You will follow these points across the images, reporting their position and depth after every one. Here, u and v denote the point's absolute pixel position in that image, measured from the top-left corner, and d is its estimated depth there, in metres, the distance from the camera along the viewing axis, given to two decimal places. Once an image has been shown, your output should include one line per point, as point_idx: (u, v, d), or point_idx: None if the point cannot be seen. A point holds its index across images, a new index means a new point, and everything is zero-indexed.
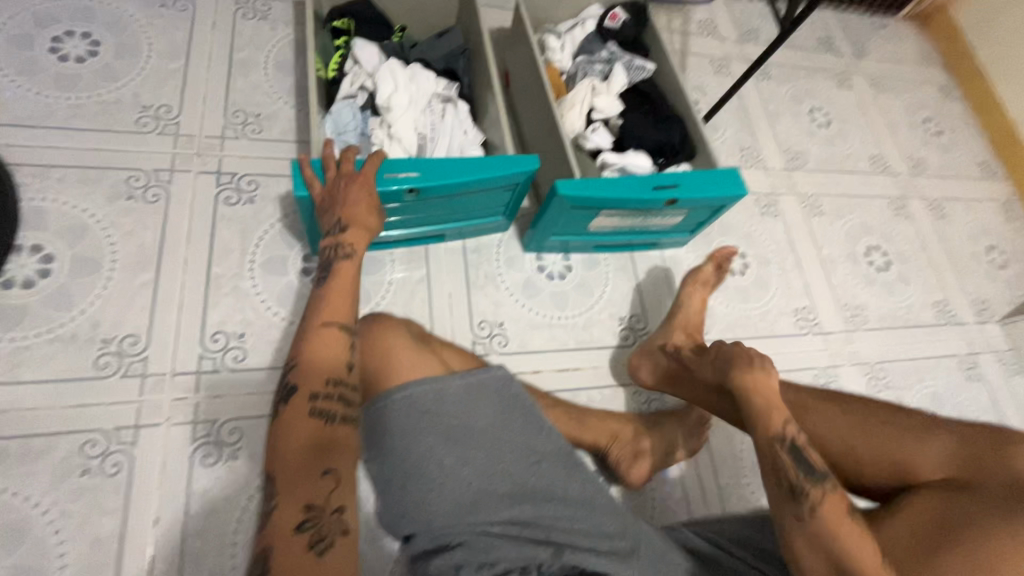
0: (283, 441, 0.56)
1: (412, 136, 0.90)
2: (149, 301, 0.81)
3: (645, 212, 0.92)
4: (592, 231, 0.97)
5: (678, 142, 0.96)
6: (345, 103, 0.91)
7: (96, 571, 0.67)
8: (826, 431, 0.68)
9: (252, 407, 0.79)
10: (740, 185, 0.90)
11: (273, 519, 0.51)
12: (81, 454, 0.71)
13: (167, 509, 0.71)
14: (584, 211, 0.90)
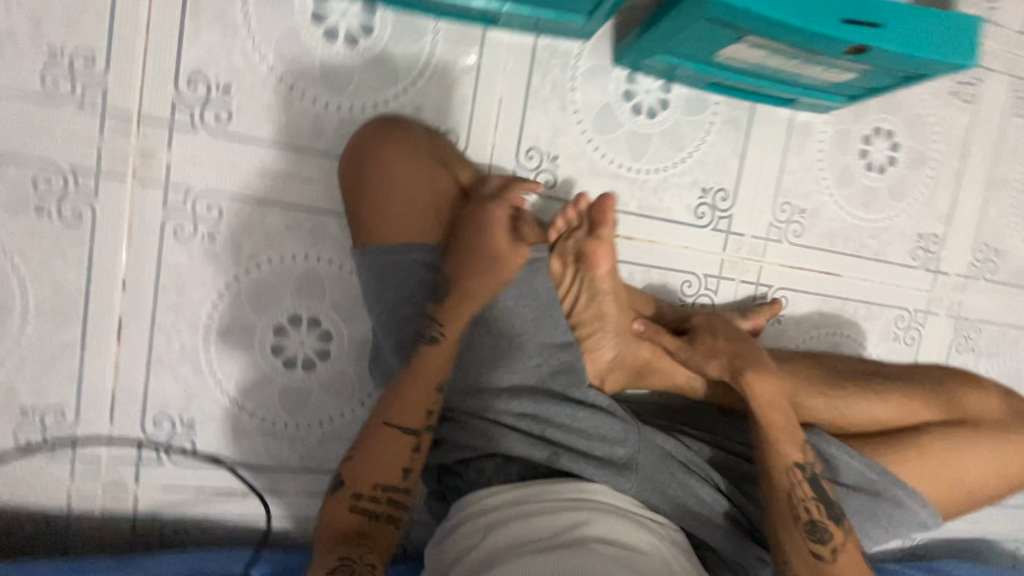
0: (400, 393, 0.58)
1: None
2: (107, 9, 0.60)
3: (808, 54, 0.62)
4: (720, 62, 0.68)
5: None
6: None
7: (61, 318, 0.62)
8: (768, 402, 0.62)
9: (234, 185, 0.65)
10: (973, 52, 0.59)
11: (353, 456, 0.57)
12: (34, 190, 0.60)
13: (135, 275, 0.64)
14: (725, 30, 0.60)
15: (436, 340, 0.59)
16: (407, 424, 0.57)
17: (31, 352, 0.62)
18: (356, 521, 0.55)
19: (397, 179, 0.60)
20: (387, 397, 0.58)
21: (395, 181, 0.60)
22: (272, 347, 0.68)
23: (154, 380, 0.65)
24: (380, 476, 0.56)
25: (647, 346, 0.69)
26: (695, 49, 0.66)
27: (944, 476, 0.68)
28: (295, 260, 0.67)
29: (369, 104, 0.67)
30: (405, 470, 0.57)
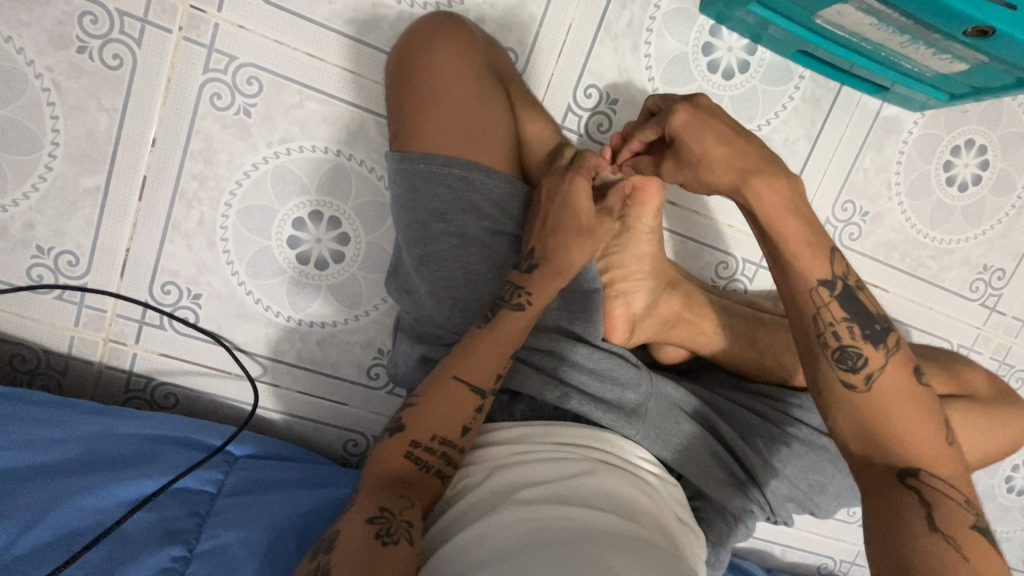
0: (474, 350, 0.54)
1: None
2: None
3: (921, 29, 0.56)
4: (817, 23, 0.61)
5: None
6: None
7: (87, 164, 0.62)
8: (766, 190, 0.49)
9: (279, 61, 0.62)
10: None
11: (417, 403, 0.52)
12: (78, 26, 0.58)
13: (165, 135, 0.62)
14: None
15: (521, 308, 0.55)
16: (475, 381, 0.53)
17: (53, 191, 0.62)
18: (408, 468, 0.48)
19: (448, 76, 0.55)
20: (462, 353, 0.54)
21: (445, 77, 0.55)
22: (288, 239, 0.67)
23: (167, 246, 0.65)
24: (428, 440, 0.50)
25: (677, 296, 0.66)
26: (792, 5, 0.59)
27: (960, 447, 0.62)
28: (326, 154, 0.65)
29: (431, 4, 0.63)
30: (464, 428, 0.52)
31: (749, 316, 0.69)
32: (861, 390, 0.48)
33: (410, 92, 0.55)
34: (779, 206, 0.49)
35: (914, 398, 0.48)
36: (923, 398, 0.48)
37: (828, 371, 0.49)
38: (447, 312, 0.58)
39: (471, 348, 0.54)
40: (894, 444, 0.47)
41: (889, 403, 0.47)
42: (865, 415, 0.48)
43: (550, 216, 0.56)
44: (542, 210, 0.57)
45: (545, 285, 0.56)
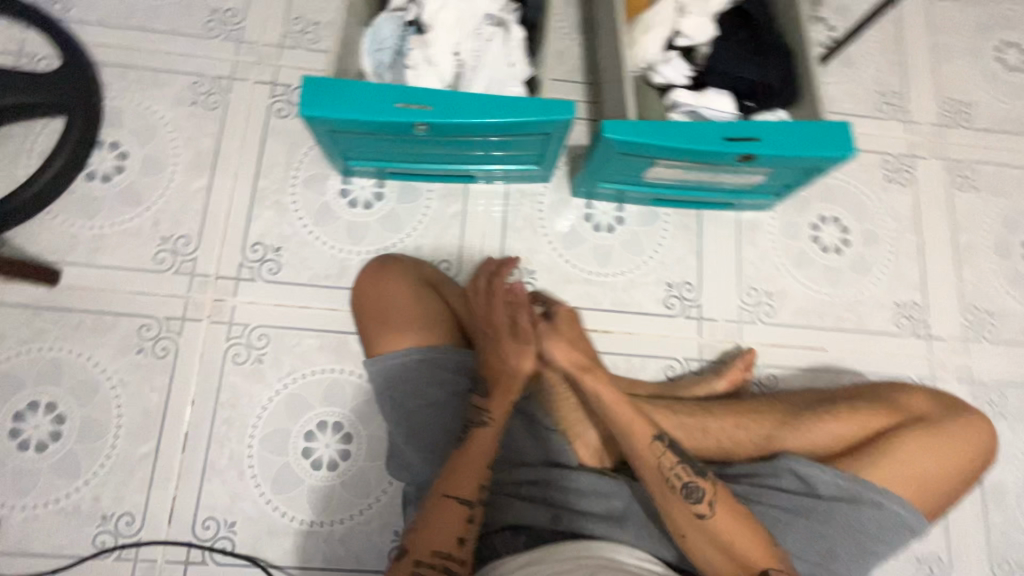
0: (455, 467, 0.63)
1: (448, 67, 0.79)
2: (202, 206, 0.86)
3: (713, 167, 0.78)
4: (649, 181, 0.84)
5: (776, 85, 0.79)
6: (393, 18, 0.81)
7: (142, 435, 0.78)
8: (601, 389, 0.67)
9: (280, 317, 0.84)
10: (848, 146, 0.74)
11: (415, 529, 0.60)
12: (138, 336, 0.81)
13: (200, 395, 0.80)
14: (635, 158, 0.77)
15: (486, 425, 0.66)
16: (462, 493, 0.61)
17: (116, 464, 0.77)
18: None
19: (386, 300, 0.75)
20: (445, 472, 0.63)
21: (384, 301, 0.75)
22: (302, 450, 0.80)
23: (206, 485, 0.78)
24: (432, 555, 0.58)
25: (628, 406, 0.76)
26: (624, 174, 0.83)
27: (919, 475, 0.69)
28: (323, 374, 0.82)
29: (381, 249, 0.87)
30: (461, 539, 0.59)
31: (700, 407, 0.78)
32: (710, 516, 0.60)
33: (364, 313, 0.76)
34: (603, 383, 0.67)
35: (744, 518, 0.61)
36: (745, 515, 0.61)
37: (680, 507, 0.61)
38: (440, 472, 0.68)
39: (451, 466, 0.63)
40: (745, 554, 0.59)
41: (732, 530, 0.60)
42: (721, 535, 0.60)
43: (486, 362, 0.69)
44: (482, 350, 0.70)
45: (501, 401, 0.67)
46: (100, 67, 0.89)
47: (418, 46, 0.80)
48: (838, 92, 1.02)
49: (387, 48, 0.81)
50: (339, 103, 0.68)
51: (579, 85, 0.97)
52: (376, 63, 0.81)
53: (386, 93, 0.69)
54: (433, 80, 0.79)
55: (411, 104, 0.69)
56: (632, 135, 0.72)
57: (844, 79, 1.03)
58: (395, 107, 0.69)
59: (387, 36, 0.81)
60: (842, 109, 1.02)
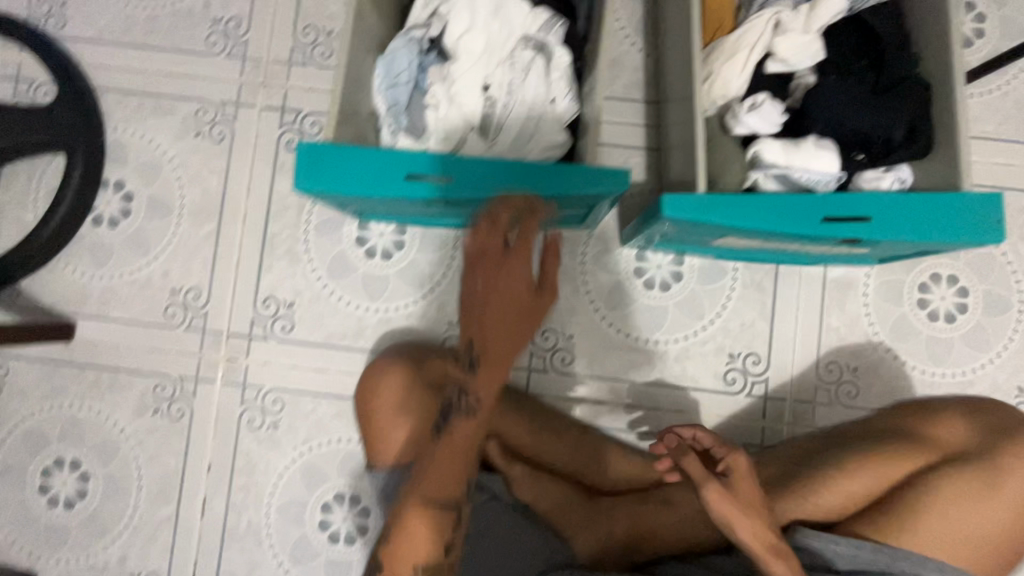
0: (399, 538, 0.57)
1: (476, 107, 0.66)
2: (212, 253, 0.79)
3: (802, 241, 0.61)
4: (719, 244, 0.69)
5: (899, 138, 0.60)
6: (407, 42, 0.67)
7: (163, 497, 0.77)
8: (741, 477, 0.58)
9: (294, 381, 0.78)
10: (996, 228, 0.56)
11: None
12: (153, 395, 0.78)
13: (217, 459, 0.77)
14: (704, 230, 0.62)
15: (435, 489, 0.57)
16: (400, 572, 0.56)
17: (139, 525, 0.77)
18: None
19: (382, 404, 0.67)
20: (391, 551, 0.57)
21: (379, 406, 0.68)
22: (320, 522, 0.77)
23: (226, 551, 0.77)
24: None
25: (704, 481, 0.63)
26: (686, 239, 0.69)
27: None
28: (340, 443, 0.77)
29: (402, 306, 0.78)
30: None
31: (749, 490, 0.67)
32: None
33: (374, 418, 0.68)
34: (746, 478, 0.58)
35: None
36: None
37: None
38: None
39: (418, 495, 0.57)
40: None
41: None
42: None
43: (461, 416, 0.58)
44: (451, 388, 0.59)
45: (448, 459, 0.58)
46: (99, 93, 0.81)
47: (440, 79, 0.66)
48: (979, 107, 0.80)
49: (401, 86, 0.66)
50: (335, 175, 0.57)
51: (638, 104, 0.80)
52: (391, 101, 0.67)
53: (394, 161, 0.57)
54: (459, 122, 0.66)
55: (425, 175, 0.58)
56: (707, 215, 0.56)
57: (990, 90, 0.80)
58: (407, 179, 0.58)
59: (401, 70, 0.67)
60: (981, 131, 0.79)
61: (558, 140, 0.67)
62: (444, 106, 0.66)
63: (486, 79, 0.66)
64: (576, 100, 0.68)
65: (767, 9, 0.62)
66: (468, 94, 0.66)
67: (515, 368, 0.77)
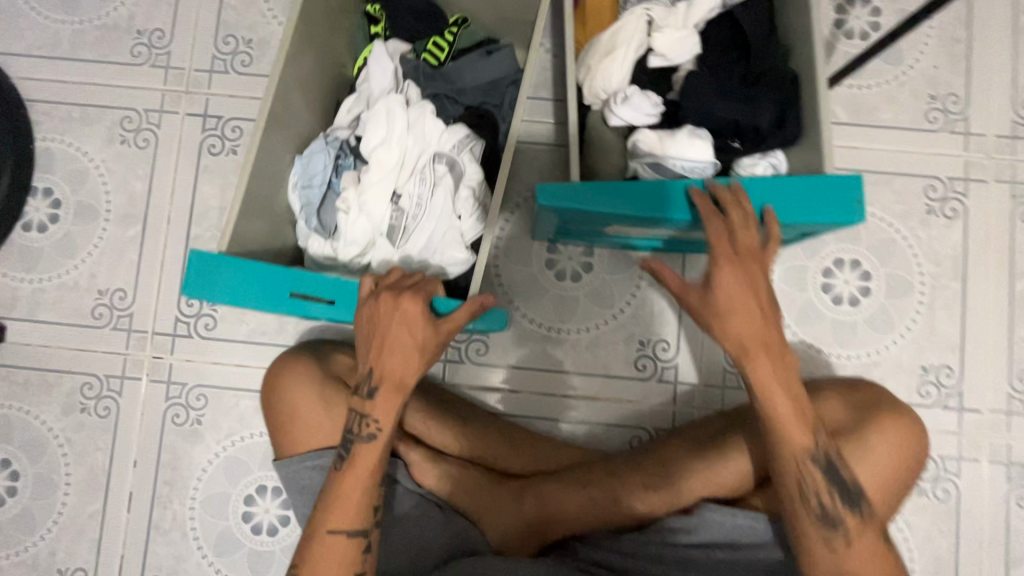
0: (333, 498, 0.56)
1: (385, 216, 0.67)
2: (137, 256, 0.82)
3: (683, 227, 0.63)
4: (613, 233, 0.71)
5: (766, 127, 0.62)
6: (328, 143, 0.71)
7: (90, 493, 0.79)
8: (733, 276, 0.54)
9: (217, 377, 0.80)
10: (858, 209, 0.57)
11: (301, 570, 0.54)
12: (80, 394, 0.80)
13: (143, 455, 0.80)
14: (589, 219, 0.64)
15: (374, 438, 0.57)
16: (347, 527, 0.55)
17: (67, 521, 0.79)
18: None
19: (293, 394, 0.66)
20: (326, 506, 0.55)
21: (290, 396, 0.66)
22: (243, 515, 0.79)
23: (151, 544, 0.79)
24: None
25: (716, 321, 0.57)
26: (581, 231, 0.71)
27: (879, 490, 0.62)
28: (262, 437, 0.79)
29: None
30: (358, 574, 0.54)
31: (650, 469, 0.68)
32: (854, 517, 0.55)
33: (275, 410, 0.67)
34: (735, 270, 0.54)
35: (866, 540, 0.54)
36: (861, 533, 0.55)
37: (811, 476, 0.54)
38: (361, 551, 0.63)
39: (315, 556, 0.54)
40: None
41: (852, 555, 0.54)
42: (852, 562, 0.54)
43: (358, 478, 0.56)
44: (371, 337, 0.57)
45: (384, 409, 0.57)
46: (28, 104, 0.84)
47: (352, 184, 0.68)
48: (877, 97, 0.82)
49: (319, 178, 0.70)
50: (220, 287, 0.57)
51: (548, 103, 0.82)
52: (305, 202, 0.70)
53: (282, 285, 0.58)
54: (367, 228, 0.68)
55: (312, 294, 0.58)
56: (580, 198, 0.58)
57: (888, 80, 0.82)
58: (292, 296, 0.58)
59: (321, 164, 0.70)
60: (879, 120, 0.82)
61: (460, 258, 0.68)
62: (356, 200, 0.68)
63: (396, 227, 0.67)
64: (480, 219, 0.70)
65: (638, 8, 0.66)
66: (381, 208, 0.67)
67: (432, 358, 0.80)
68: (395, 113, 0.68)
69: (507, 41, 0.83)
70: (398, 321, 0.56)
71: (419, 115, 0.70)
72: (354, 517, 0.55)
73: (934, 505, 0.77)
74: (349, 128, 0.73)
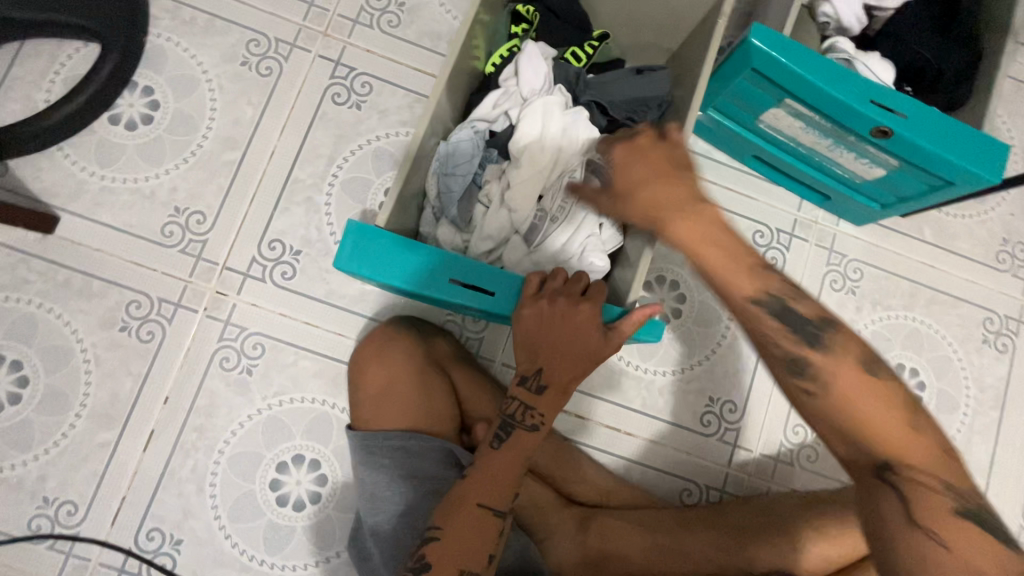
0: (483, 472, 0.54)
1: (525, 215, 0.65)
2: (227, 182, 0.76)
3: (843, 135, 0.68)
4: (765, 127, 0.75)
5: (947, 76, 0.68)
6: (473, 133, 0.68)
7: (106, 421, 0.71)
8: None
9: (279, 329, 0.75)
10: (997, 170, 0.63)
11: (439, 538, 0.52)
12: (124, 311, 0.73)
13: (177, 393, 0.73)
14: (767, 87, 0.67)
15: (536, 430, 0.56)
16: (499, 504, 0.53)
17: (70, 446, 0.71)
18: None
19: (397, 376, 0.64)
20: (475, 477, 0.54)
21: (394, 378, 0.64)
22: (270, 482, 0.73)
23: (160, 491, 0.71)
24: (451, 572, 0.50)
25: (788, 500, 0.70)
26: (742, 107, 0.74)
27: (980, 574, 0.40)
28: (312, 403, 0.74)
29: None
30: (490, 556, 0.52)
31: (719, 528, 0.68)
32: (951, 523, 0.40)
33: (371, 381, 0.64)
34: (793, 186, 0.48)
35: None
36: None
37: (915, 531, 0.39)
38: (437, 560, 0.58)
39: (451, 540, 0.51)
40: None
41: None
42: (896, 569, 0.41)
43: (496, 465, 0.55)
44: (547, 328, 0.55)
45: (552, 401, 0.57)
46: None
47: (496, 179, 0.67)
48: (960, 226, 0.89)
49: (459, 166, 0.67)
50: (366, 253, 0.53)
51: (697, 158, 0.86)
52: (443, 187, 0.67)
53: (426, 262, 0.54)
54: (504, 224, 0.66)
55: (471, 284, 0.56)
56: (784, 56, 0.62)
57: (972, 213, 0.89)
58: (450, 282, 0.55)
59: (462, 154, 0.67)
60: (956, 247, 0.89)
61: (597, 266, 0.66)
62: (497, 194, 0.66)
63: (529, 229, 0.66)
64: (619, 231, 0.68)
65: None
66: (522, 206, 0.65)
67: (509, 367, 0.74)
68: (550, 112, 0.67)
69: None
70: (572, 325, 0.54)
71: (571, 117, 0.67)
72: (499, 497, 0.53)
73: None
74: (489, 119, 0.70)
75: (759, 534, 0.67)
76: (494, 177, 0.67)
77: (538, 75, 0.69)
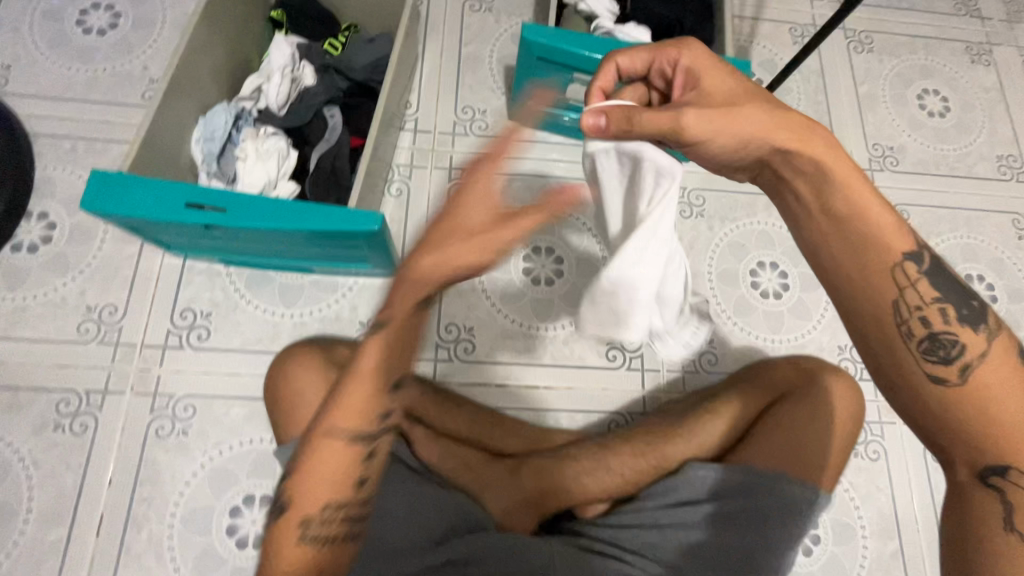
0: (343, 396, 0.56)
1: (274, 159, 0.79)
2: (131, 272, 0.85)
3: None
4: (572, 102, 0.90)
5: (689, 24, 0.86)
6: (227, 107, 0.81)
7: (54, 518, 0.74)
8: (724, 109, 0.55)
9: (206, 386, 0.81)
10: None
11: (303, 479, 0.55)
12: (55, 411, 0.78)
13: (120, 472, 0.76)
14: (554, 69, 0.84)
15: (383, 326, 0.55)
16: (353, 426, 0.55)
17: (24, 553, 0.73)
18: (303, 554, 0.54)
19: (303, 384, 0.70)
20: (333, 404, 0.56)
21: (300, 386, 0.70)
22: (227, 528, 0.76)
23: (120, 570, 0.73)
24: (320, 508, 0.54)
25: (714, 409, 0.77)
26: (548, 91, 0.89)
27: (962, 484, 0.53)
28: (251, 444, 0.79)
29: (313, 311, 0.86)
30: (360, 479, 0.56)
31: (636, 441, 0.75)
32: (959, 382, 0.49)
33: (281, 397, 0.71)
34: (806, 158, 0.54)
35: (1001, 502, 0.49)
36: None
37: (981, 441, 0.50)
38: (387, 532, 0.61)
39: (308, 477, 0.55)
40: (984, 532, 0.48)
41: None
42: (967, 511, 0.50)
43: (362, 388, 0.55)
44: (447, 213, 0.51)
45: (415, 289, 0.54)
46: (35, 139, 0.89)
47: (249, 137, 0.80)
48: None
49: (216, 133, 0.79)
50: (102, 192, 0.64)
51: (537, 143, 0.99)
52: (205, 152, 0.79)
53: (160, 194, 0.65)
54: (257, 171, 0.78)
55: (203, 206, 0.66)
56: (551, 39, 0.79)
57: None
58: (186, 208, 0.66)
59: (217, 121, 0.80)
60: None
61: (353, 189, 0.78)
62: (251, 149, 0.79)
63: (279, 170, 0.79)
64: None
65: None
66: (268, 152, 0.79)
67: (423, 359, 0.86)
68: (286, 77, 0.83)
69: (481, 95, 1.00)
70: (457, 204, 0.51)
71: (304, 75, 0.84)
72: (353, 421, 0.55)
73: (868, 465, 0.89)
74: (251, 100, 0.84)
75: (668, 434, 0.76)
76: (246, 137, 0.80)
77: (277, 50, 0.85)
